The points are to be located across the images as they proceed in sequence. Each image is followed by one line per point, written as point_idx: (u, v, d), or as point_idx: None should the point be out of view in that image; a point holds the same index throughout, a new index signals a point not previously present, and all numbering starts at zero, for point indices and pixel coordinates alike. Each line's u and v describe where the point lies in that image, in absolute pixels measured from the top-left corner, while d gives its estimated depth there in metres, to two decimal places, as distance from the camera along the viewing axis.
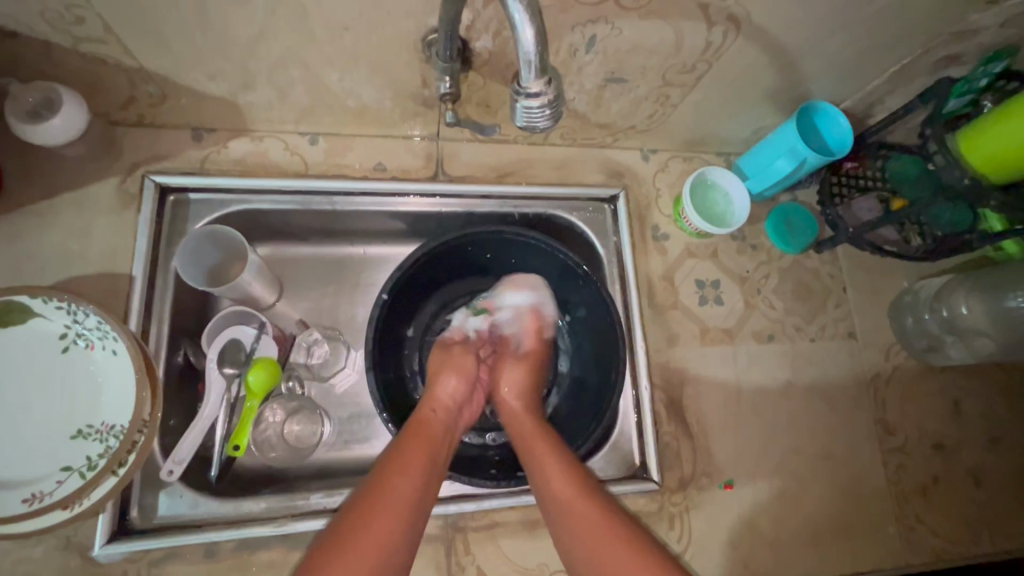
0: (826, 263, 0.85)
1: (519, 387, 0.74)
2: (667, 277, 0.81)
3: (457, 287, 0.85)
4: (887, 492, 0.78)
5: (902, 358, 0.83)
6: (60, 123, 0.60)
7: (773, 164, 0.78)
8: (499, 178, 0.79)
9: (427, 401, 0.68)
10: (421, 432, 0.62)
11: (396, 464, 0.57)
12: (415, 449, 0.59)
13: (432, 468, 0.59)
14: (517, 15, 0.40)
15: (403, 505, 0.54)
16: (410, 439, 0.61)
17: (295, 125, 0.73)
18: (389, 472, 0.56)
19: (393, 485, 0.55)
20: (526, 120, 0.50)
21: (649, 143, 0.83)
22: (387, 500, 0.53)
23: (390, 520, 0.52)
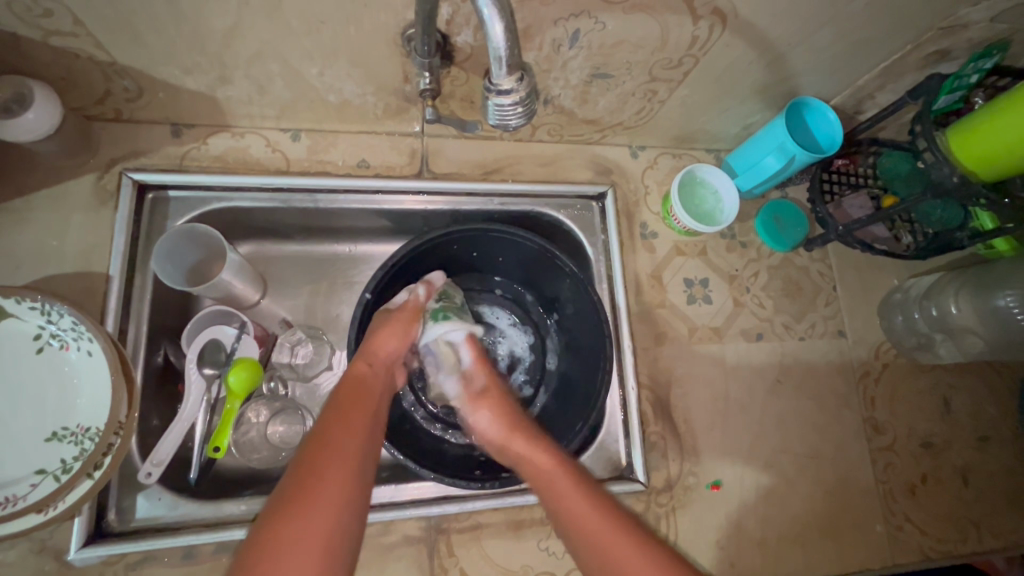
0: (815, 261, 0.85)
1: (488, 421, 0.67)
2: (656, 275, 0.80)
3: None
4: (874, 492, 0.77)
5: (891, 356, 0.83)
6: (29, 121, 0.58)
7: (762, 161, 0.77)
8: (485, 175, 0.78)
9: (365, 354, 0.63)
10: (359, 390, 0.58)
11: (338, 421, 0.53)
12: (357, 406, 0.56)
13: (374, 425, 0.55)
14: (487, 9, 0.39)
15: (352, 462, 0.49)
16: (350, 396, 0.57)
17: (276, 121, 0.72)
18: (332, 430, 0.52)
19: (338, 434, 0.51)
20: (499, 117, 0.49)
21: (638, 140, 0.82)
22: (335, 457, 0.49)
23: (341, 478, 0.47)
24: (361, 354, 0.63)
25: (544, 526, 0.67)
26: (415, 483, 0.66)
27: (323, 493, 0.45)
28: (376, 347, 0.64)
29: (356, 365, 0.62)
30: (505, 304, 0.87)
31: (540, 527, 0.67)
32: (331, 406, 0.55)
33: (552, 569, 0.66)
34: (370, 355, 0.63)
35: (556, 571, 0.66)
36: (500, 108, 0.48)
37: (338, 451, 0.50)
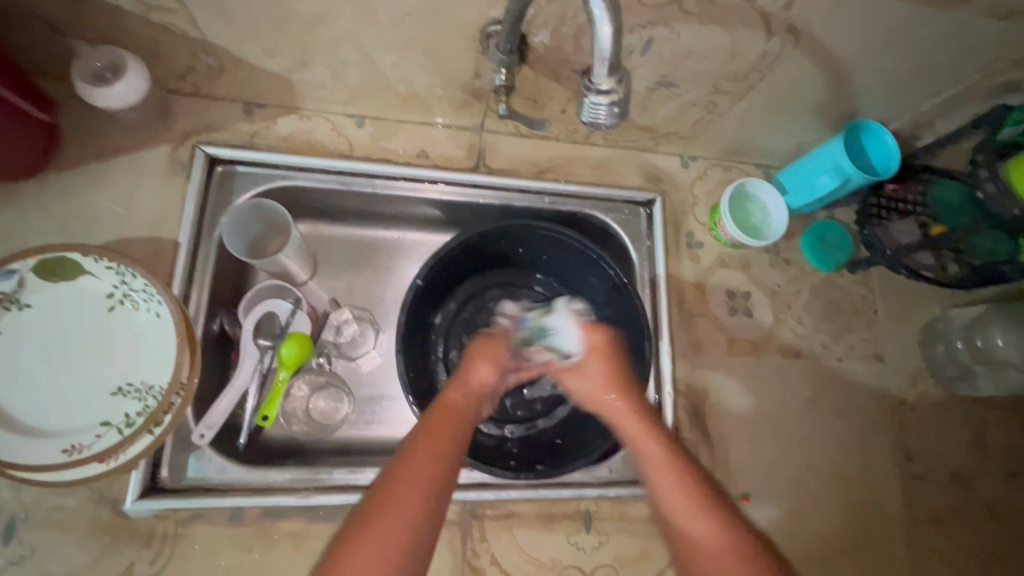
0: (859, 283, 0.85)
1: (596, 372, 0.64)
2: (698, 285, 0.81)
3: (486, 279, 0.86)
4: (903, 518, 0.77)
5: (928, 385, 0.82)
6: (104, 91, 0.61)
7: (815, 180, 0.78)
8: (538, 173, 0.80)
9: (465, 380, 0.63)
10: (445, 414, 0.56)
11: (420, 440, 0.51)
12: (442, 437, 0.52)
13: (458, 447, 0.53)
14: (596, 11, 0.40)
15: (425, 505, 0.46)
16: (433, 419, 0.55)
17: (343, 107, 0.74)
18: (412, 463, 0.49)
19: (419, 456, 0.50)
20: (591, 116, 0.49)
21: (689, 150, 0.83)
22: (415, 500, 0.46)
23: (412, 523, 0.45)
24: (457, 384, 0.61)
25: (575, 522, 0.68)
26: None
27: (386, 519, 0.44)
28: (472, 374, 0.63)
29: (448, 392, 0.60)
30: (544, 303, 0.88)
31: (571, 522, 0.68)
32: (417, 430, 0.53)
33: (579, 564, 0.67)
34: (465, 384, 0.62)
35: (583, 566, 0.67)
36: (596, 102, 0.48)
37: (411, 474, 0.48)
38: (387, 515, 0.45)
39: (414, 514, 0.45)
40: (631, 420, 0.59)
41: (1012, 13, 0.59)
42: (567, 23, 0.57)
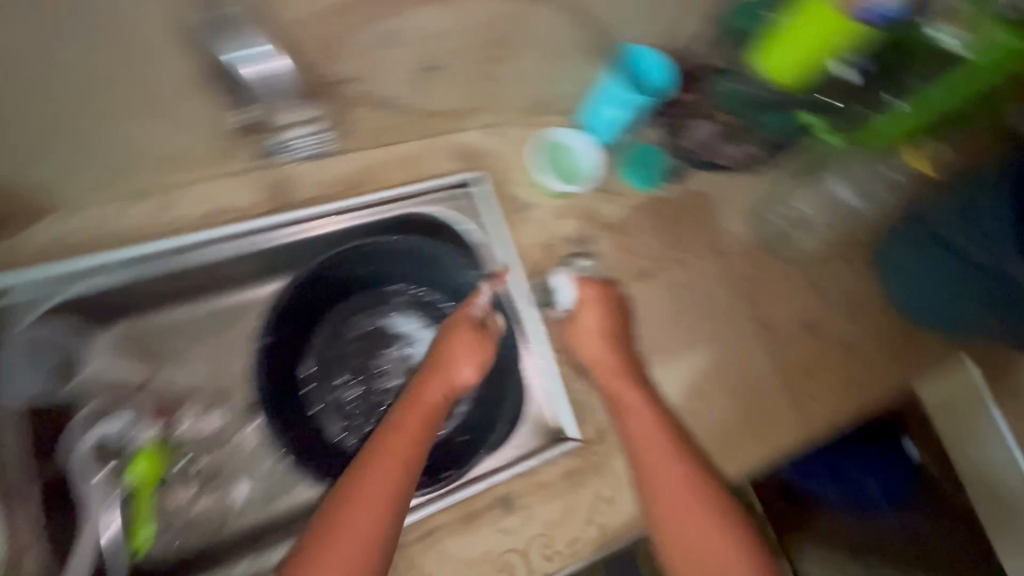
0: (684, 191, 0.90)
1: (605, 349, 0.72)
2: (542, 243, 0.83)
3: (345, 307, 0.83)
4: (777, 382, 0.86)
5: (766, 259, 0.90)
6: None
7: (604, 113, 0.80)
8: (348, 190, 0.77)
9: (441, 372, 0.66)
10: (420, 408, 0.63)
11: (378, 449, 0.59)
12: (398, 445, 0.59)
13: (418, 445, 0.60)
14: None
15: (382, 508, 0.55)
16: (409, 416, 0.62)
17: (109, 190, 0.68)
18: (365, 473, 0.57)
19: (376, 466, 0.57)
20: None
21: (491, 119, 0.83)
22: (361, 507, 0.55)
23: (366, 525, 0.54)
24: (438, 376, 0.65)
25: (495, 510, 0.70)
26: None
27: (343, 536, 0.53)
28: (454, 366, 0.66)
29: (417, 389, 0.65)
30: (411, 310, 0.85)
31: (491, 511, 0.70)
32: (387, 428, 0.61)
33: (511, 546, 0.69)
34: (447, 375, 0.66)
35: (517, 546, 0.69)
36: (259, 76, 0.57)
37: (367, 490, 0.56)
38: (349, 518, 0.54)
39: (369, 524, 0.54)
40: (665, 460, 0.63)
41: None
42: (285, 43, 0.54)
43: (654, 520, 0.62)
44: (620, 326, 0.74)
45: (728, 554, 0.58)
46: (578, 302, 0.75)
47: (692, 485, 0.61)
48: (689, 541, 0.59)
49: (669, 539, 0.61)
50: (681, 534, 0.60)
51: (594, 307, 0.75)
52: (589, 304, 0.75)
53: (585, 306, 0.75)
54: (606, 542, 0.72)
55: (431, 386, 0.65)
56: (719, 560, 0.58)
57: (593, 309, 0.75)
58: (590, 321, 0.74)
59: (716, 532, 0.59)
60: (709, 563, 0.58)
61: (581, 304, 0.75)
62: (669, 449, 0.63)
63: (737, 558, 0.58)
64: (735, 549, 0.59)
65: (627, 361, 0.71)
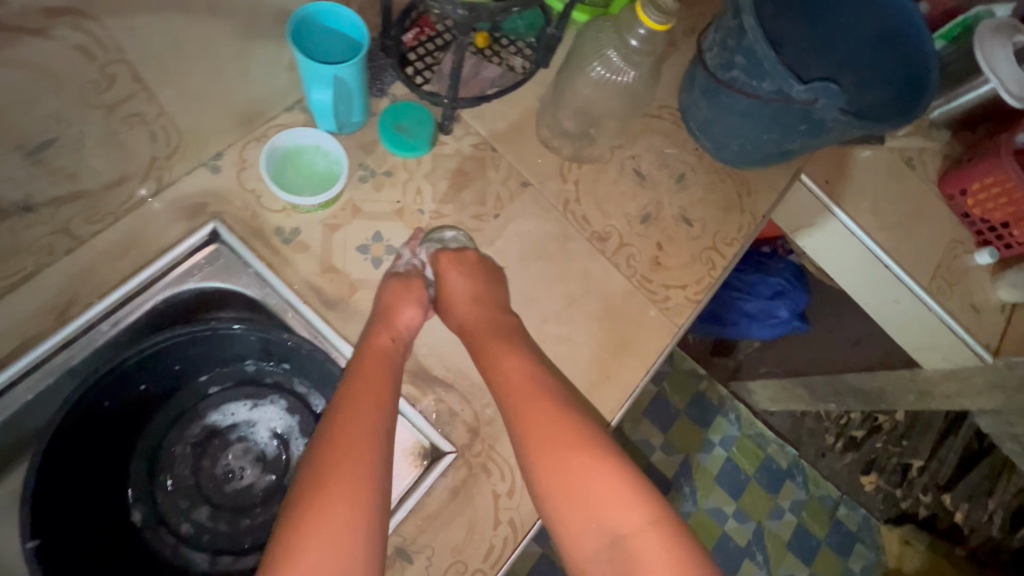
0: (462, 137, 0.80)
1: (459, 293, 0.70)
2: (326, 267, 0.71)
3: (167, 417, 0.73)
4: (632, 289, 0.82)
5: (576, 169, 0.83)
6: None
7: (315, 100, 0.68)
8: (62, 314, 0.62)
9: (386, 323, 0.66)
10: (376, 355, 0.63)
11: (349, 395, 0.57)
12: (366, 386, 0.58)
13: (388, 389, 0.59)
14: None
15: (370, 441, 0.54)
16: (367, 362, 0.61)
17: None
18: (347, 415, 0.56)
19: (358, 407, 0.56)
20: None
21: (203, 154, 0.69)
22: (349, 444, 0.53)
23: (355, 463, 0.52)
24: (382, 326, 0.66)
25: (394, 566, 0.64)
26: None
27: (336, 475, 0.50)
28: (396, 311, 0.67)
29: (366, 343, 0.64)
30: (236, 393, 0.76)
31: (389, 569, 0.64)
32: (352, 376, 0.60)
33: None
34: (388, 325, 0.66)
35: None
36: None
37: (350, 429, 0.54)
38: (339, 454, 0.52)
39: (358, 463, 0.52)
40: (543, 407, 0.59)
41: None
42: None
43: (532, 460, 0.57)
44: (484, 283, 0.71)
45: (603, 488, 0.53)
46: (438, 269, 0.73)
47: (562, 422, 0.58)
48: (561, 487, 0.54)
49: (545, 491, 0.55)
50: (557, 480, 0.55)
51: (453, 266, 0.72)
52: (451, 267, 0.72)
53: (448, 270, 0.72)
54: (523, 535, 0.67)
55: (377, 331, 0.65)
56: (593, 497, 0.53)
57: (457, 277, 0.71)
58: (458, 283, 0.71)
59: (587, 467, 0.55)
60: (584, 506, 0.53)
61: (439, 269, 0.73)
62: (544, 392, 0.61)
63: (609, 485, 0.53)
64: (606, 479, 0.54)
65: (497, 326, 0.68)
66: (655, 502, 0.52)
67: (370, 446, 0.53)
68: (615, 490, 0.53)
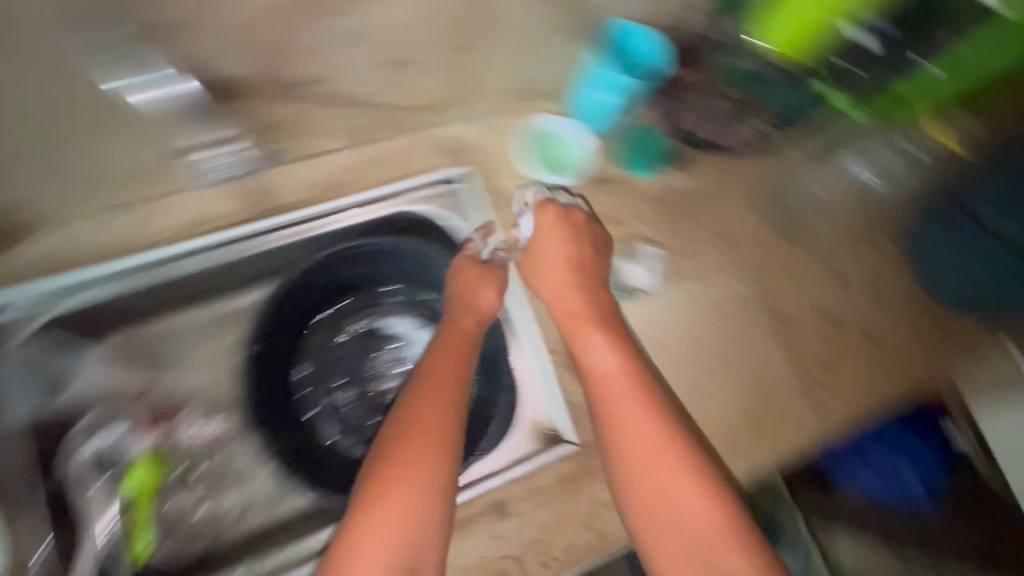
0: (688, 176, 0.85)
1: (544, 289, 0.73)
2: (533, 241, 0.79)
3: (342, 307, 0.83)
4: (794, 379, 0.80)
5: (780, 246, 0.84)
6: None
7: (591, 97, 0.76)
8: (331, 193, 0.76)
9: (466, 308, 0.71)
10: (453, 342, 0.67)
11: (422, 382, 0.62)
12: (434, 387, 0.61)
13: (458, 376, 0.63)
14: None
15: (444, 430, 0.57)
16: (438, 356, 0.65)
17: (90, 206, 0.68)
18: (418, 406, 0.59)
19: (426, 394, 0.60)
20: None
21: (477, 110, 0.79)
22: (419, 435, 0.56)
23: (422, 458, 0.55)
24: (466, 309, 0.71)
25: (490, 517, 0.69)
26: None
27: (410, 456, 0.55)
28: (468, 295, 0.72)
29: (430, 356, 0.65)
30: (405, 309, 0.84)
31: (486, 518, 0.68)
32: (422, 371, 0.64)
33: (506, 552, 0.68)
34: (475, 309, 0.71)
35: (511, 553, 0.68)
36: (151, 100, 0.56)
37: (423, 414, 0.58)
38: (411, 438, 0.56)
39: (429, 454, 0.55)
40: (642, 423, 0.59)
41: None
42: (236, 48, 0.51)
43: (625, 500, 0.58)
44: (580, 255, 0.73)
45: (696, 502, 0.55)
46: (545, 226, 0.75)
47: (655, 433, 0.58)
48: (667, 530, 0.55)
49: (650, 535, 0.56)
50: (641, 484, 0.57)
51: (562, 230, 0.74)
52: (562, 224, 0.74)
53: (551, 232, 0.74)
54: (608, 549, 0.69)
55: (464, 315, 0.71)
56: (681, 505, 0.55)
57: (568, 241, 0.74)
58: (552, 246, 0.74)
59: (675, 479, 0.56)
60: (671, 511, 0.55)
61: (541, 228, 0.75)
62: (638, 407, 0.60)
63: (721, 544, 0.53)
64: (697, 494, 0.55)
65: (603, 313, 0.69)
66: (744, 523, 0.54)
67: (440, 440, 0.56)
68: (728, 546, 0.53)
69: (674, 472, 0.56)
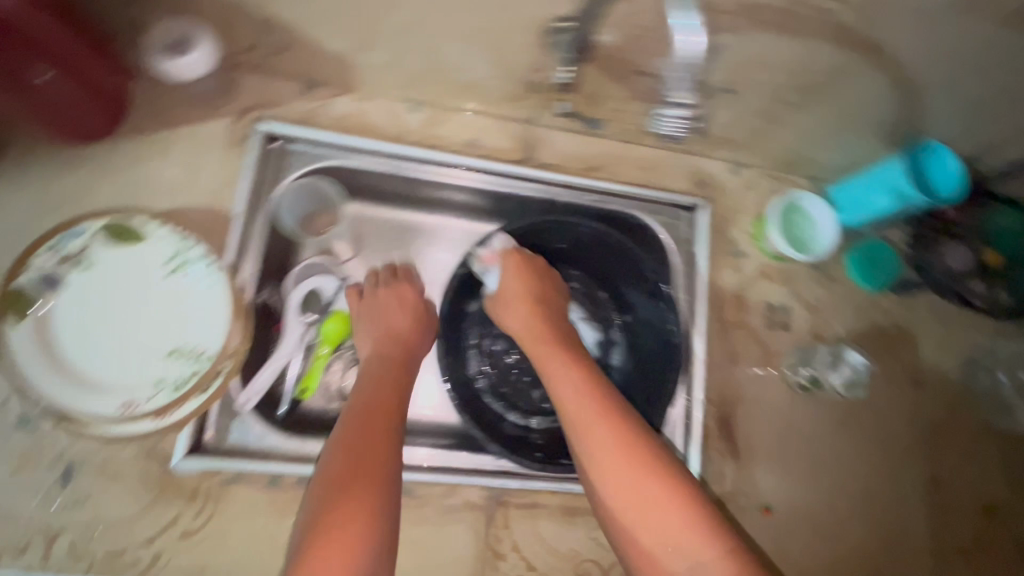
0: (902, 306, 0.83)
1: (523, 314, 0.69)
2: (737, 295, 0.80)
3: None
4: (927, 548, 0.76)
5: (963, 415, 0.81)
6: (199, 57, 0.64)
7: (867, 198, 0.76)
8: (585, 171, 0.79)
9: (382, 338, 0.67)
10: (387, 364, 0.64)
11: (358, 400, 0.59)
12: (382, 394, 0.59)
13: (395, 396, 0.60)
14: None
15: (378, 460, 0.53)
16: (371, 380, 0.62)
17: (399, 91, 0.74)
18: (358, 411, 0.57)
19: (361, 415, 0.57)
20: None
21: (741, 157, 0.82)
22: (366, 442, 0.54)
23: (378, 466, 0.52)
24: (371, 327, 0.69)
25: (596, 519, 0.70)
26: (478, 454, 0.70)
27: (346, 483, 0.50)
28: (392, 318, 0.69)
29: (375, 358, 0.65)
30: (580, 298, 0.81)
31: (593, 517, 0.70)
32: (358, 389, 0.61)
33: (596, 558, 0.69)
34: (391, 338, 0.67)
35: (600, 560, 0.69)
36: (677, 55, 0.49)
37: (351, 434, 0.55)
38: (346, 467, 0.51)
39: (354, 477, 0.50)
40: (621, 472, 0.53)
41: None
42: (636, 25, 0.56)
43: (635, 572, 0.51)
44: (554, 297, 0.73)
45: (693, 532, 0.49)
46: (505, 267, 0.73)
47: (652, 485, 0.52)
48: None
49: None
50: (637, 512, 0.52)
51: (521, 268, 0.73)
52: (518, 264, 0.73)
53: (512, 271, 0.73)
54: None
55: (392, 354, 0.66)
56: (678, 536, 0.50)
57: (508, 272, 0.73)
58: (518, 286, 0.71)
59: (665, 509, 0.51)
60: (661, 547, 0.50)
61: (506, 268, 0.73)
62: (649, 464, 0.53)
63: None
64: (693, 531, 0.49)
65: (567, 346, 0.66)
66: None
67: (364, 450, 0.53)
68: None
69: (682, 530, 0.50)
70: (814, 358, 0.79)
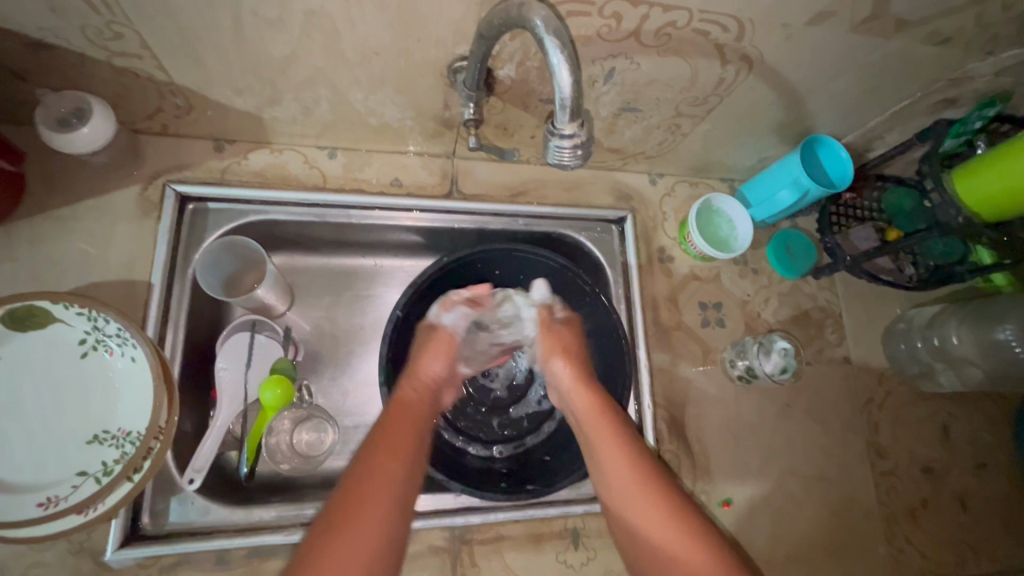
0: (823, 289, 0.88)
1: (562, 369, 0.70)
2: (672, 300, 0.82)
3: None
4: (878, 516, 0.79)
5: (895, 384, 0.85)
6: (89, 132, 0.60)
7: (776, 194, 0.80)
8: (511, 197, 0.81)
9: (409, 375, 0.68)
10: (407, 411, 0.62)
11: (385, 431, 0.58)
12: (405, 425, 0.60)
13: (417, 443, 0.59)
14: (555, 59, 0.40)
15: (391, 485, 0.53)
16: (397, 416, 0.61)
17: (315, 140, 0.74)
18: (388, 425, 0.59)
19: (387, 451, 0.55)
20: (557, 159, 0.48)
21: (657, 168, 0.86)
22: (388, 478, 0.53)
23: (382, 488, 0.52)
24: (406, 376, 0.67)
25: (562, 539, 0.70)
26: (438, 493, 0.68)
27: (365, 506, 0.50)
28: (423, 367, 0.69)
29: (404, 388, 0.66)
30: None
31: (559, 540, 0.69)
32: (382, 425, 0.59)
33: None
34: (417, 377, 0.68)
35: None
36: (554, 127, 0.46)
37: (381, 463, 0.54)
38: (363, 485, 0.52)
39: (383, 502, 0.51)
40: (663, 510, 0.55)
41: (946, 38, 0.63)
42: (531, 58, 0.58)
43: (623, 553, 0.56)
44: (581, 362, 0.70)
45: (691, 553, 0.52)
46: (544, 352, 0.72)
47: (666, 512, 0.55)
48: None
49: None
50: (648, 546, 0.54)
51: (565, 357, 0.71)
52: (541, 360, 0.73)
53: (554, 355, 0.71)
54: None
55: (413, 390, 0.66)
56: (678, 557, 0.52)
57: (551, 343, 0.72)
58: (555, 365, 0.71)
59: (661, 513, 0.55)
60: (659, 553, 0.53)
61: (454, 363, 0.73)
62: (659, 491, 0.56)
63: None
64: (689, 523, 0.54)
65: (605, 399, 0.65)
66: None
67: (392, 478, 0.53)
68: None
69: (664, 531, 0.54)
70: (748, 349, 0.79)
